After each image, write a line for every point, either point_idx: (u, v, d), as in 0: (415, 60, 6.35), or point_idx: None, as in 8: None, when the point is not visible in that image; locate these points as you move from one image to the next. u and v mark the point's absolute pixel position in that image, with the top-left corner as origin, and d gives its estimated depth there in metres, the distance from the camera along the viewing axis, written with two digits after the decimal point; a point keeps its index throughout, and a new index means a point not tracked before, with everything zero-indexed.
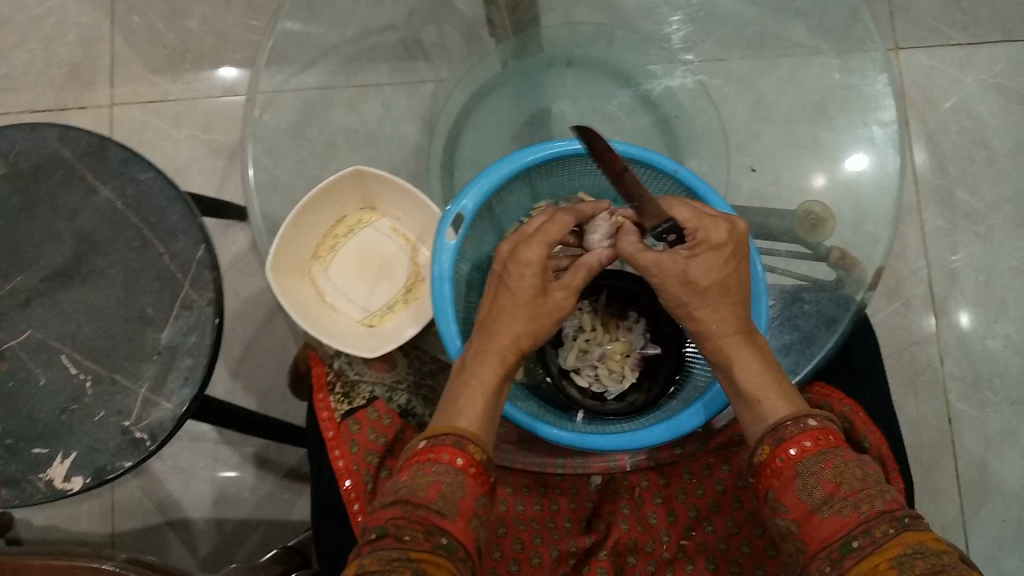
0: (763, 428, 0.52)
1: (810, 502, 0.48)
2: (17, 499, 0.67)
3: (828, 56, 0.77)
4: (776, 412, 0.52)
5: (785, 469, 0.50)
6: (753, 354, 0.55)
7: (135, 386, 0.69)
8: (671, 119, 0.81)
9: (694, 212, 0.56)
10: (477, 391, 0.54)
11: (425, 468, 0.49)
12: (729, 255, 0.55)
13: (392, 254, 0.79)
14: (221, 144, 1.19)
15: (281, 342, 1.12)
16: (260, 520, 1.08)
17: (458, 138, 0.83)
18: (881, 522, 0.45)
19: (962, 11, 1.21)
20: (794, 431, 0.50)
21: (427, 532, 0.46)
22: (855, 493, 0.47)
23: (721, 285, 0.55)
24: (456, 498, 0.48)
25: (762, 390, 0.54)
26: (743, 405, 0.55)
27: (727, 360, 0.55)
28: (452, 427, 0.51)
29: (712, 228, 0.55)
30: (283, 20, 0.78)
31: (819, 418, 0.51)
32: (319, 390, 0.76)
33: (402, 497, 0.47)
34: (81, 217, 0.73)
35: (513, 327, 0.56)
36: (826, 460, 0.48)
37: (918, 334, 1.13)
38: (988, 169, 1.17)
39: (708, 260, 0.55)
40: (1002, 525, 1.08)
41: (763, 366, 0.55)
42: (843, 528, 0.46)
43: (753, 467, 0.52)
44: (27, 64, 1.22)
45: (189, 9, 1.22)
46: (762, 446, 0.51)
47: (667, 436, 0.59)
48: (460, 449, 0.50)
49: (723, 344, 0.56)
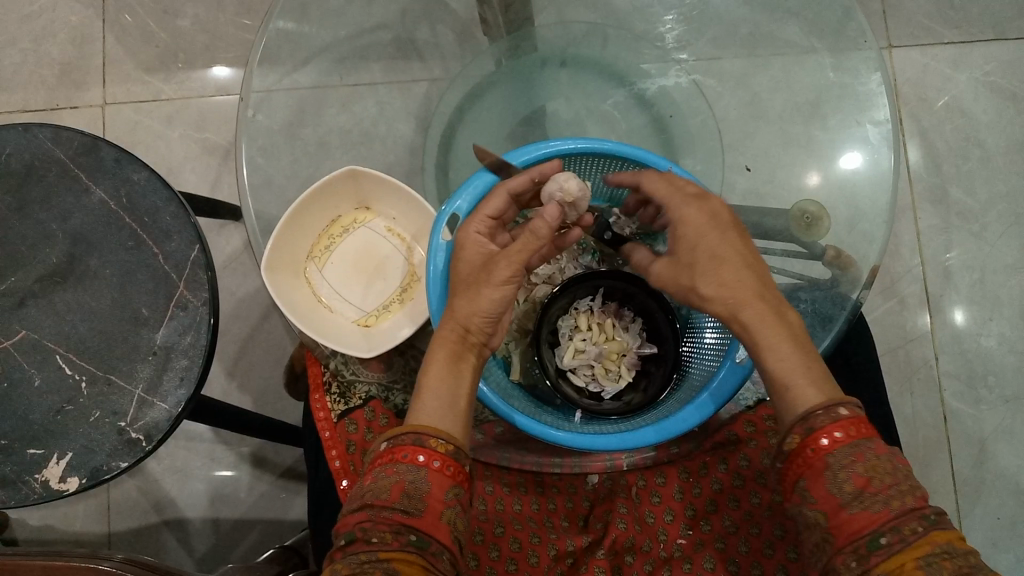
0: (792, 417, 0.50)
1: (840, 496, 0.47)
2: (12, 500, 0.67)
3: (822, 54, 0.77)
4: (806, 398, 0.50)
5: (815, 460, 0.49)
6: (785, 338, 0.52)
7: (131, 387, 0.69)
8: (665, 118, 0.81)
9: (665, 189, 0.58)
10: (427, 375, 0.55)
11: (387, 469, 0.49)
12: (708, 224, 0.56)
13: (388, 254, 0.79)
14: (215, 143, 1.19)
15: (276, 341, 1.12)
16: (256, 520, 1.08)
17: (454, 136, 0.83)
18: (910, 520, 0.45)
19: (954, 9, 1.21)
20: (824, 421, 0.49)
21: (395, 532, 0.47)
22: (886, 489, 0.47)
23: (716, 258, 0.55)
24: (421, 494, 0.48)
25: (789, 374, 0.51)
26: (774, 393, 0.53)
27: (756, 347, 0.53)
28: (410, 425, 0.51)
29: (677, 202, 0.57)
30: (275, 19, 0.79)
31: (851, 406, 0.49)
32: (317, 390, 0.78)
33: (367, 501, 0.48)
34: (75, 217, 0.73)
35: (460, 305, 0.57)
36: (858, 454, 0.48)
37: (913, 332, 1.13)
38: (981, 167, 1.18)
39: (688, 234, 0.56)
40: (997, 523, 1.08)
41: (794, 346, 0.52)
42: (872, 524, 0.46)
43: (782, 455, 0.51)
44: (19, 64, 1.21)
45: (181, 8, 1.22)
46: (792, 434, 0.50)
47: (656, 439, 0.59)
48: (420, 446, 0.50)
49: (746, 327, 0.53)
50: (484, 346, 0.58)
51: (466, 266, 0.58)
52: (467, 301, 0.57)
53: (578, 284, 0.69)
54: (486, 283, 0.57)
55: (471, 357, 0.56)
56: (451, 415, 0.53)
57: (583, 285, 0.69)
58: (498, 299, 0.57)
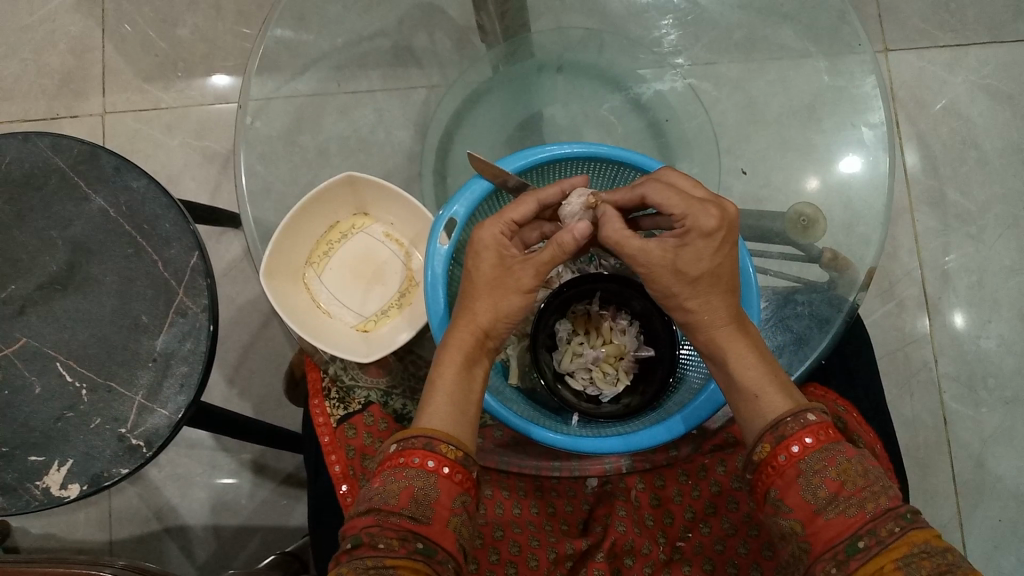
0: (763, 425, 0.51)
1: (815, 502, 0.48)
2: (14, 507, 0.68)
3: (816, 59, 0.77)
4: (775, 407, 0.52)
5: (787, 468, 0.49)
6: (747, 345, 0.55)
7: (131, 394, 0.69)
8: (661, 123, 0.82)
9: (683, 198, 0.54)
10: (442, 378, 0.55)
11: (396, 473, 0.49)
12: (719, 244, 0.54)
13: (386, 259, 0.79)
14: (215, 151, 1.19)
15: (276, 347, 1.12)
16: (257, 527, 1.08)
17: (451, 143, 0.84)
18: (886, 521, 0.45)
19: (950, 12, 1.22)
20: (795, 427, 0.49)
21: (402, 539, 0.47)
22: (859, 491, 0.47)
23: (712, 274, 0.54)
24: (429, 501, 0.48)
25: (759, 383, 0.53)
26: (739, 400, 0.54)
27: (721, 352, 0.55)
28: (421, 428, 0.51)
29: (700, 214, 0.53)
30: (273, 28, 0.79)
31: (817, 411, 0.50)
32: (315, 395, 0.78)
33: (375, 505, 0.48)
34: (75, 225, 0.74)
35: (477, 310, 0.57)
36: (829, 458, 0.48)
37: (912, 335, 1.13)
38: (978, 169, 1.18)
39: (698, 248, 0.54)
40: (998, 525, 1.08)
41: (760, 361, 0.54)
42: (849, 529, 0.46)
43: (751, 465, 0.52)
44: (20, 74, 1.22)
45: (181, 17, 1.22)
46: (761, 443, 0.51)
47: (620, 448, 0.59)
48: (430, 451, 0.50)
49: (717, 336, 0.55)
50: (495, 351, 0.59)
51: (484, 271, 0.57)
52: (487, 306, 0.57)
53: (578, 287, 0.69)
54: (507, 290, 0.57)
55: (483, 361, 0.58)
56: (463, 422, 0.53)
57: (581, 291, 0.69)
58: (516, 308, 0.57)
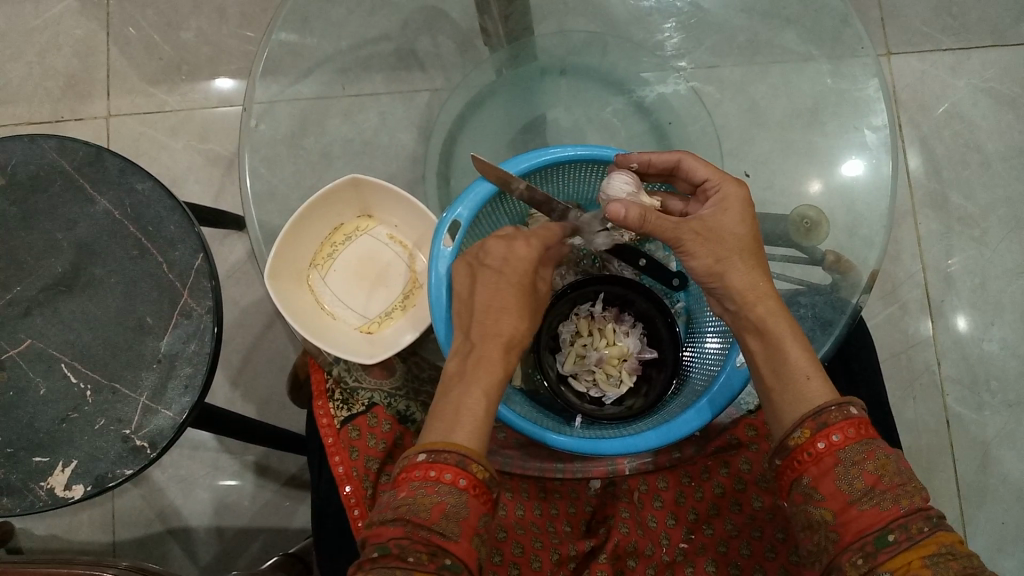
0: (805, 409, 0.51)
1: (850, 493, 0.47)
2: (18, 507, 0.68)
3: (819, 62, 0.78)
4: (820, 393, 0.51)
5: (825, 456, 0.49)
6: (795, 330, 0.54)
7: (135, 395, 0.69)
8: (665, 125, 0.82)
9: (716, 171, 0.59)
10: (488, 391, 0.54)
11: (428, 487, 0.49)
12: (752, 208, 0.58)
13: (390, 261, 0.80)
14: (219, 154, 1.20)
15: (280, 349, 1.12)
16: (260, 528, 1.09)
17: (454, 146, 0.85)
18: (917, 519, 0.45)
19: (953, 16, 1.22)
20: (838, 418, 0.49)
21: (431, 553, 0.47)
22: (894, 487, 0.47)
23: (750, 238, 0.57)
24: (458, 518, 0.48)
25: (806, 366, 0.52)
26: (784, 382, 0.53)
27: (776, 336, 0.54)
28: (456, 445, 0.50)
29: (732, 184, 0.58)
30: (278, 31, 0.79)
31: (859, 407, 0.50)
32: (319, 396, 0.77)
33: (403, 516, 0.48)
34: (81, 227, 0.74)
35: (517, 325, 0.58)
36: (868, 452, 0.48)
37: (915, 338, 1.13)
38: (981, 172, 1.18)
39: (736, 211, 0.57)
40: (1001, 528, 1.08)
41: (801, 346, 0.54)
42: (880, 522, 0.46)
43: (784, 450, 0.51)
44: (24, 77, 1.23)
45: (185, 21, 1.23)
46: (801, 428, 0.50)
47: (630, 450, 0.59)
48: (462, 469, 0.49)
49: (767, 317, 0.54)
50: None
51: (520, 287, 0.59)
52: (524, 326, 0.59)
53: (581, 288, 0.69)
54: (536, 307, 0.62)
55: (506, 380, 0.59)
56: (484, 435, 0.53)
57: (581, 293, 0.69)
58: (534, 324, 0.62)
